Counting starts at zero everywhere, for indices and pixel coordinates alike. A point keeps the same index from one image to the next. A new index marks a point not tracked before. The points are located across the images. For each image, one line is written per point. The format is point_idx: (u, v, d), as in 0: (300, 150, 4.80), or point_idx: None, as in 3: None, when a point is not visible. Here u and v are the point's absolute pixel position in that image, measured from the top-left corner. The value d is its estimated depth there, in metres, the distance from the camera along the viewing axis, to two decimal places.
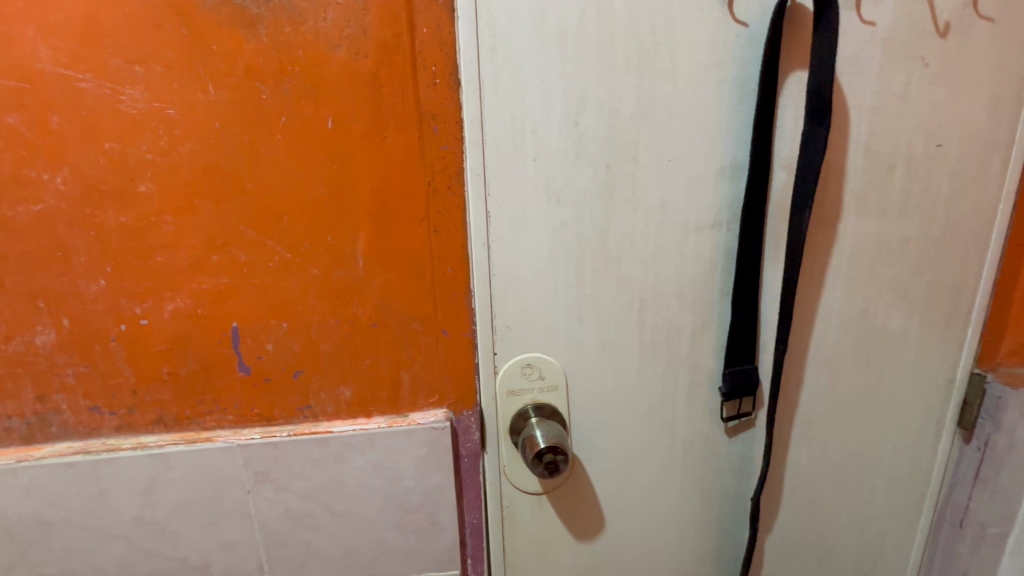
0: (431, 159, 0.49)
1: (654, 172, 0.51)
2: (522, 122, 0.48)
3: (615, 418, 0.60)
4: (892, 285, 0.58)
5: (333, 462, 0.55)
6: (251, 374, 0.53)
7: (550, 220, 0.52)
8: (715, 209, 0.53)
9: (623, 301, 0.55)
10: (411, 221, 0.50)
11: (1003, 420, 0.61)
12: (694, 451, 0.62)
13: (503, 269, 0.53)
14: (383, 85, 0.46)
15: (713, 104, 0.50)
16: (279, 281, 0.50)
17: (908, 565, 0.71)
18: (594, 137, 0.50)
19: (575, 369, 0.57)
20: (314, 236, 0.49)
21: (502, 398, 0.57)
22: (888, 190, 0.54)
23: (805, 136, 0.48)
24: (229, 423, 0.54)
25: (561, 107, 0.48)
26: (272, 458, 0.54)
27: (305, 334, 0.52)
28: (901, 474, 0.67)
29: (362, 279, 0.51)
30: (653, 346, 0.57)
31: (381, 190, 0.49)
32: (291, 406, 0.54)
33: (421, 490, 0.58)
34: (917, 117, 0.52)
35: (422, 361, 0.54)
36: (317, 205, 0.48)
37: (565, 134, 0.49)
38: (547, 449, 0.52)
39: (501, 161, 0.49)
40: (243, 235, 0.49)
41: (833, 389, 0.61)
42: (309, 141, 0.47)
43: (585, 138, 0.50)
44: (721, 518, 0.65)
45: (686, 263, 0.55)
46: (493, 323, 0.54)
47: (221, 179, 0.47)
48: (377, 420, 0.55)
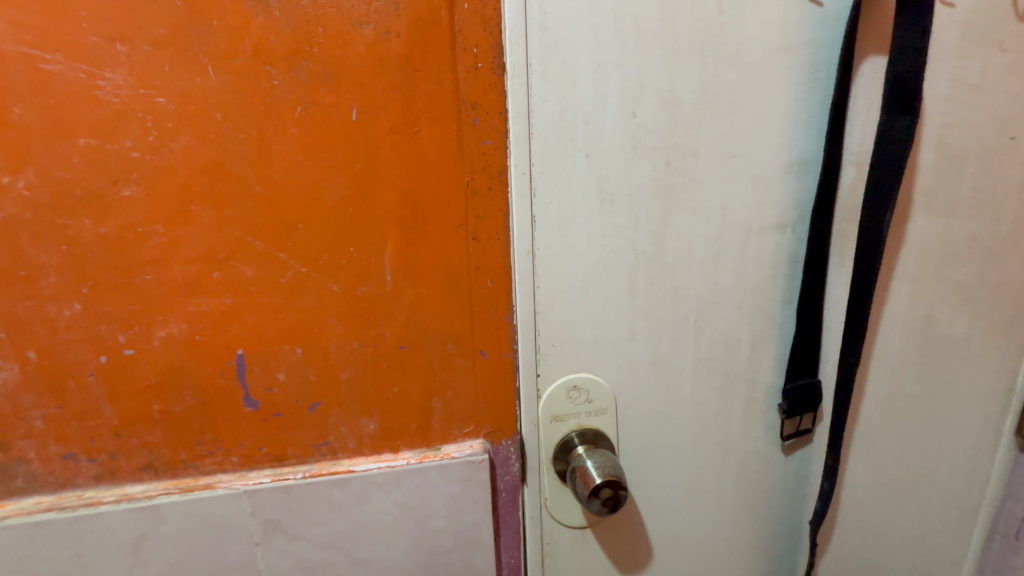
0: (470, 155, 0.42)
1: (716, 169, 0.46)
2: (573, 113, 0.42)
3: (666, 441, 0.54)
4: (957, 288, 0.54)
5: (355, 504, 0.48)
6: (259, 408, 0.45)
7: (602, 224, 0.46)
8: (779, 210, 0.48)
9: (678, 313, 0.50)
10: (447, 228, 0.43)
11: None
12: (748, 472, 0.57)
13: (548, 280, 0.46)
14: (417, 70, 0.39)
15: (782, 93, 0.45)
16: (293, 300, 0.43)
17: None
18: (652, 130, 0.44)
19: (624, 389, 0.51)
20: (335, 247, 0.42)
21: (544, 425, 0.50)
22: (958, 187, 0.50)
23: (885, 128, 0.44)
24: (232, 466, 0.46)
25: (617, 97, 0.43)
26: (284, 504, 0.47)
27: (322, 361, 0.45)
28: (957, 487, 0.63)
29: (388, 295, 0.44)
30: (709, 361, 0.52)
31: (412, 192, 0.42)
32: (305, 444, 0.47)
33: (455, 531, 0.51)
34: (991, 107, 0.48)
35: (456, 386, 0.48)
36: (338, 210, 0.41)
37: (621, 127, 0.44)
38: (605, 483, 0.46)
39: (549, 158, 0.43)
40: (250, 247, 0.41)
41: (894, 401, 0.57)
42: (328, 135, 0.40)
43: (643, 131, 0.44)
44: (775, 543, 0.60)
45: (747, 270, 0.49)
46: (537, 342, 0.48)
47: (223, 181, 0.40)
48: (405, 455, 0.49)
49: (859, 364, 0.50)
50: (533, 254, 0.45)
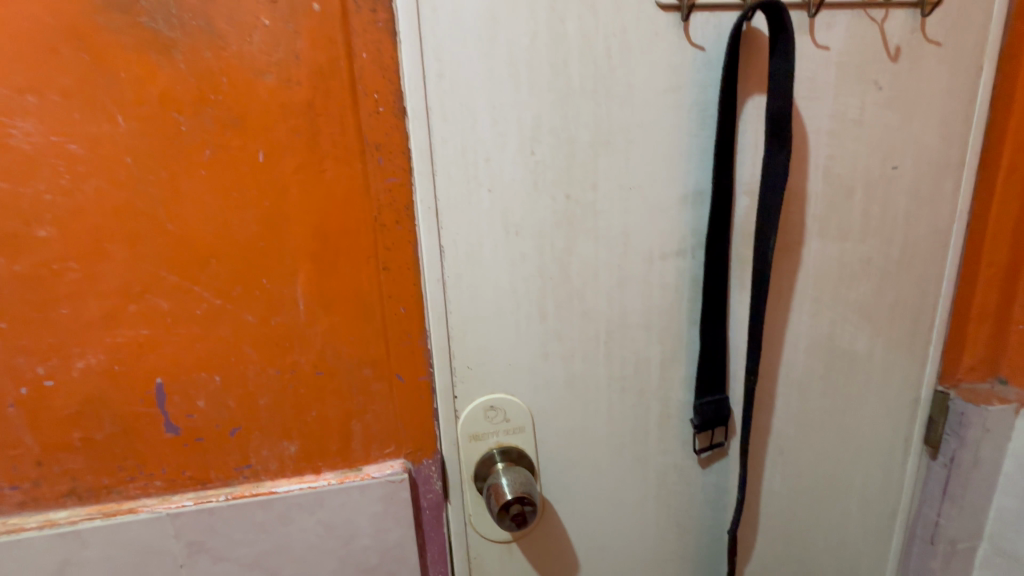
0: (376, 192, 0.45)
1: (615, 201, 0.49)
2: (475, 152, 0.45)
3: (586, 456, 0.56)
4: (856, 306, 0.57)
5: (278, 525, 0.50)
6: (180, 434, 0.47)
7: (509, 253, 0.49)
8: (679, 237, 0.51)
9: (589, 335, 0.53)
10: (356, 259, 0.46)
11: (967, 437, 0.61)
12: (668, 484, 0.59)
13: (459, 306, 0.49)
14: (320, 114, 0.42)
15: (672, 129, 0.48)
16: (209, 330, 0.45)
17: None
18: (551, 166, 0.47)
19: (540, 408, 0.54)
20: (248, 279, 0.44)
21: (463, 444, 0.53)
22: (848, 213, 0.54)
23: (767, 162, 0.47)
24: (156, 490, 0.48)
25: (515, 137, 0.46)
26: (206, 526, 0.48)
27: (241, 388, 0.47)
28: (872, 494, 0.66)
29: (303, 323, 0.46)
30: (622, 379, 0.55)
31: (322, 227, 0.44)
32: (228, 467, 0.49)
33: (379, 549, 0.53)
34: (873, 140, 0.52)
35: (374, 409, 0.50)
36: (250, 246, 0.44)
37: (521, 164, 0.46)
38: (514, 499, 0.48)
39: (454, 193, 0.46)
40: (164, 281, 0.43)
41: (805, 413, 0.60)
42: (237, 176, 0.42)
43: (542, 167, 0.47)
44: (699, 552, 0.63)
45: (652, 293, 0.52)
46: (452, 364, 0.50)
47: (137, 220, 0.42)
48: (327, 476, 0.51)
49: (759, 381, 0.53)
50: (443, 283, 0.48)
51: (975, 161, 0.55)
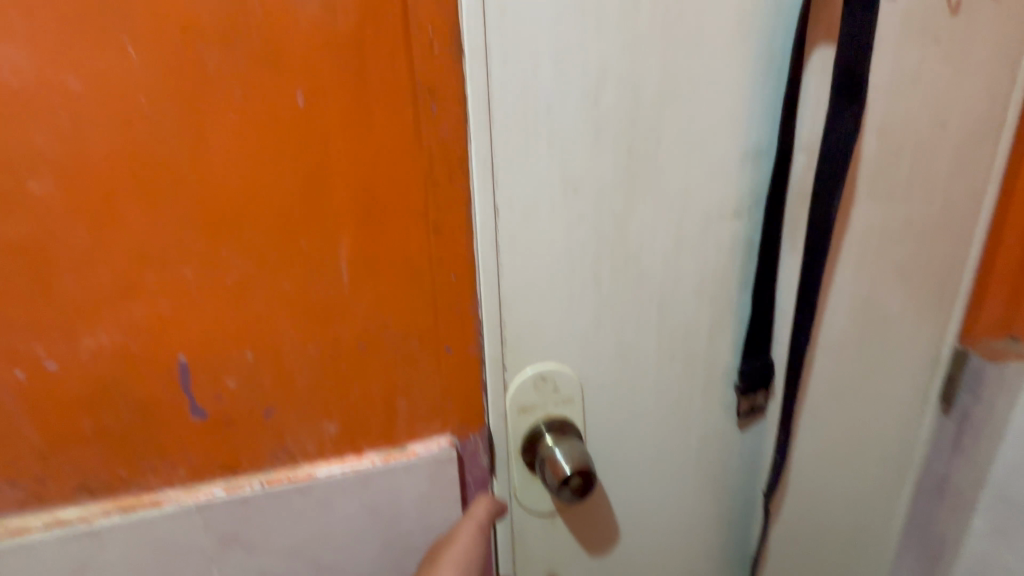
0: (428, 144, 0.40)
1: (677, 158, 0.46)
2: (536, 100, 0.41)
3: (632, 426, 0.55)
4: (895, 268, 0.58)
5: (318, 512, 0.46)
6: (208, 418, 0.42)
7: (566, 213, 0.45)
8: (736, 197, 0.49)
9: (642, 301, 0.50)
10: (405, 220, 0.41)
11: (983, 394, 0.65)
12: (708, 450, 0.59)
13: (512, 272, 0.46)
14: (368, 51, 0.37)
15: (738, 81, 0.45)
16: (241, 301, 0.40)
17: (892, 535, 0.74)
18: (613, 118, 0.43)
19: (590, 378, 0.52)
20: (284, 243, 0.39)
21: (512, 417, 0.50)
22: (896, 173, 0.53)
23: (836, 115, 0.45)
24: (180, 481, 0.43)
25: (578, 84, 0.42)
26: (240, 517, 0.44)
27: (277, 365, 0.42)
28: (890, 451, 0.68)
29: (346, 292, 0.42)
30: (671, 346, 0.53)
31: (368, 184, 0.40)
32: (261, 452, 0.44)
33: (424, 530, 0.50)
34: (926, 97, 0.51)
35: (421, 384, 0.46)
36: (287, 205, 0.38)
37: (583, 115, 0.43)
38: (575, 473, 0.46)
39: (511, 147, 0.42)
40: (188, 246, 0.38)
41: (839, 375, 0.61)
42: (272, 122, 0.36)
43: (605, 118, 0.43)
44: (733, 514, 0.63)
45: (707, 256, 0.50)
46: (503, 334, 0.47)
47: (153, 173, 0.36)
48: (371, 457, 0.47)
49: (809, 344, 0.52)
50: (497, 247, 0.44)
51: (1013, 121, 0.55)
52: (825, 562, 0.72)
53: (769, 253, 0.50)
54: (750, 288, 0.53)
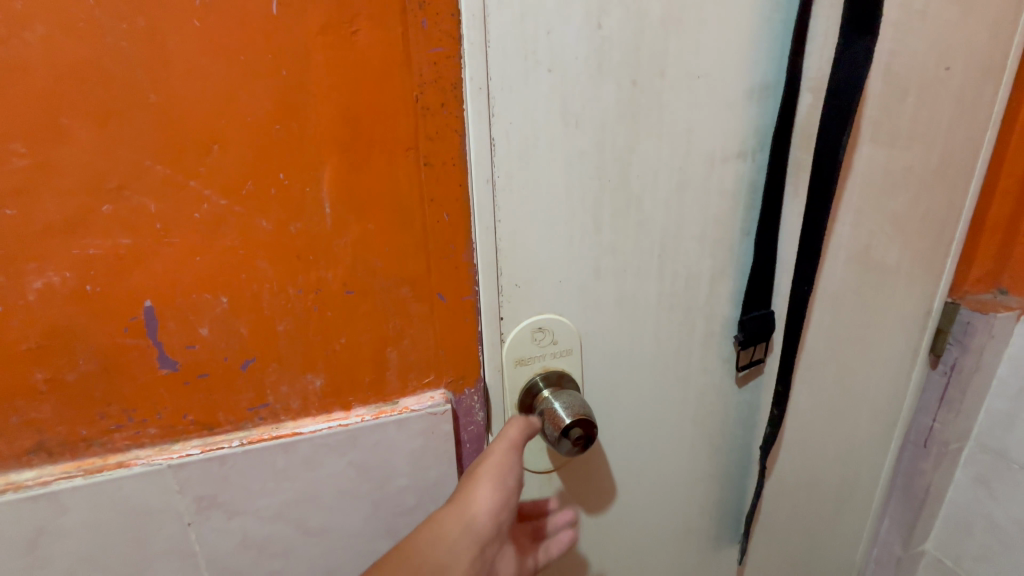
0: (418, 65, 0.36)
1: (682, 91, 0.43)
2: (536, 20, 0.38)
3: (631, 379, 0.53)
4: (893, 218, 0.57)
5: (304, 470, 0.43)
6: (179, 370, 0.38)
7: (566, 150, 0.42)
8: (741, 137, 0.47)
9: (643, 248, 0.48)
10: (394, 152, 0.38)
11: (970, 344, 0.65)
12: (706, 405, 0.58)
13: (509, 213, 0.42)
14: None
15: (747, 9, 0.43)
16: (212, 239, 0.36)
17: (879, 488, 0.75)
18: (618, 44, 0.40)
19: (588, 329, 0.50)
20: (259, 173, 0.36)
21: (509, 370, 0.47)
22: (899, 117, 0.52)
23: (845, 49, 0.43)
24: (150, 440, 0.40)
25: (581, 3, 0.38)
26: (218, 477, 0.41)
27: (255, 311, 0.39)
28: (880, 405, 0.69)
29: (329, 231, 0.38)
30: (672, 296, 0.51)
31: (352, 108, 0.36)
32: (240, 407, 0.41)
33: (418, 490, 0.47)
34: (933, 37, 0.50)
35: (412, 333, 0.43)
36: (261, 129, 0.35)
37: (586, 39, 0.39)
38: (574, 423, 0.44)
39: (509, 71, 0.38)
40: (150, 174, 0.34)
41: (835, 328, 0.60)
42: (242, 32, 0.32)
43: (609, 45, 0.40)
44: (728, 470, 0.63)
45: (710, 200, 0.48)
46: (499, 282, 0.44)
47: (106, 88, 0.31)
48: (360, 412, 0.44)
49: (811, 293, 0.51)
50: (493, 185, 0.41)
51: (1014, 66, 0.54)
52: (814, 516, 0.72)
53: (774, 196, 0.48)
54: (752, 236, 0.51)
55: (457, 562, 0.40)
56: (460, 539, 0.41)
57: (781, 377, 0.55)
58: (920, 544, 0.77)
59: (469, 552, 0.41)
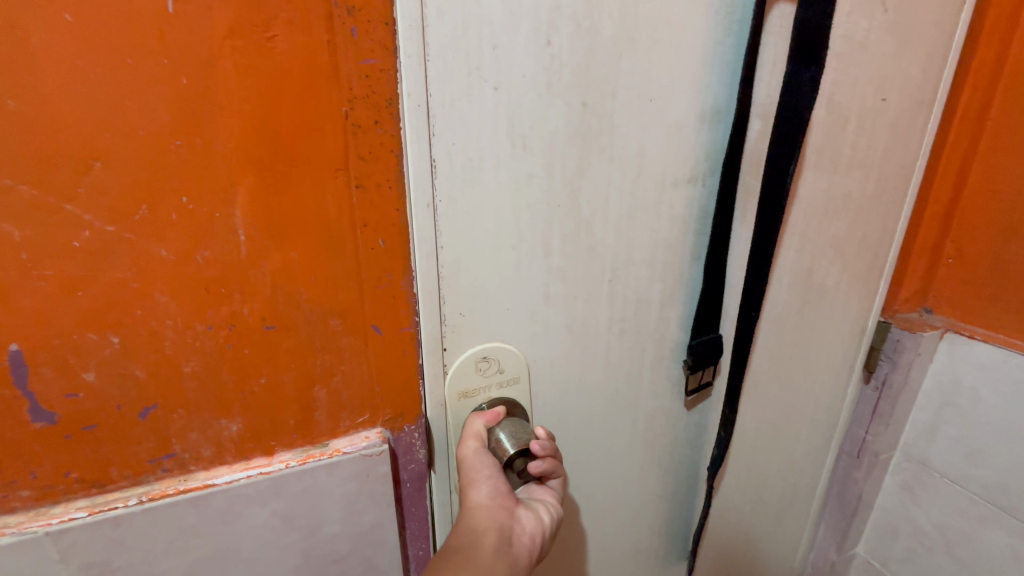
0: (348, 78, 0.32)
1: (634, 114, 0.42)
2: (481, 33, 0.34)
3: (579, 406, 0.51)
4: (834, 241, 0.58)
5: (217, 525, 0.38)
6: (57, 422, 0.33)
7: (514, 172, 0.39)
8: (692, 162, 0.46)
9: (594, 273, 0.46)
10: (320, 173, 0.34)
11: (899, 360, 0.68)
12: (654, 427, 0.57)
13: (453, 240, 0.39)
14: None
15: (698, 33, 0.42)
16: (97, 270, 0.31)
17: (816, 498, 0.78)
18: (568, 62, 0.38)
19: (535, 359, 0.47)
20: (157, 194, 0.31)
21: (452, 404, 0.44)
22: (841, 144, 0.53)
23: (790, 78, 0.42)
24: (22, 504, 0.34)
25: (529, 18, 0.36)
26: (110, 542, 0.35)
27: (155, 351, 0.34)
28: (819, 419, 0.71)
29: (244, 260, 0.34)
30: (623, 322, 0.50)
31: (270, 123, 0.32)
32: (138, 460, 0.36)
33: (351, 535, 0.43)
34: (872, 68, 0.51)
35: (344, 370, 0.39)
36: (158, 145, 0.30)
37: (535, 56, 0.37)
38: (518, 455, 0.42)
39: (452, 88, 0.35)
40: (12, 196, 0.28)
41: (779, 349, 0.61)
42: (130, 32, 0.27)
43: (559, 63, 0.38)
44: (676, 489, 0.63)
45: (661, 226, 0.47)
46: (442, 312, 0.41)
47: None
48: (284, 458, 0.40)
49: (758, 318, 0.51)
50: (432, 209, 0.37)
51: (943, 99, 0.57)
52: (756, 527, 0.74)
53: (724, 223, 0.47)
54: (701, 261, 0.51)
55: (480, 539, 0.39)
56: (473, 518, 0.40)
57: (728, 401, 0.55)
58: (852, 548, 0.80)
59: (489, 527, 0.40)
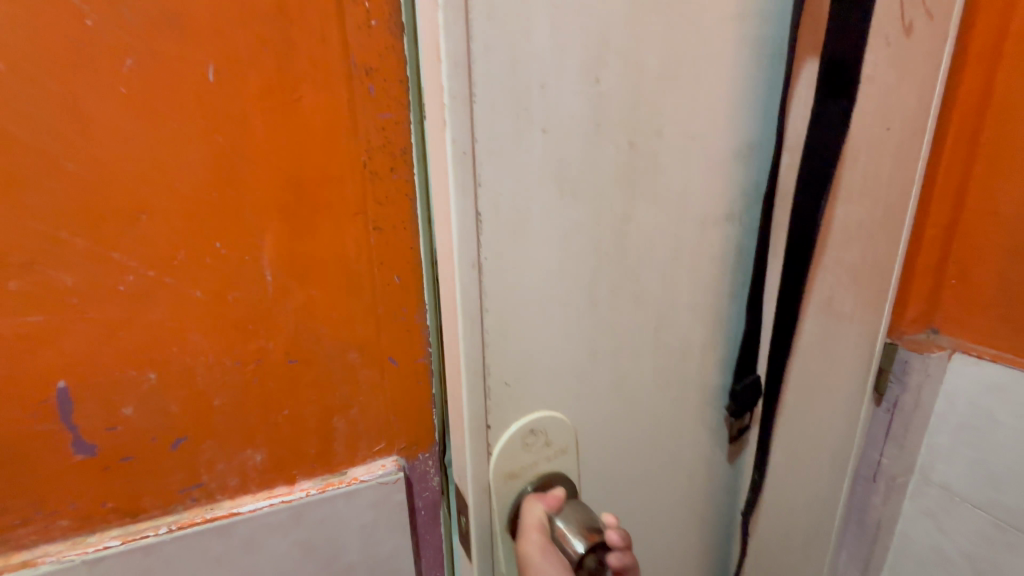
0: (366, 131, 0.36)
1: (676, 154, 0.40)
2: (529, 71, 0.31)
3: (632, 462, 0.47)
4: (847, 268, 0.59)
5: (241, 553, 0.40)
6: (97, 454, 0.35)
7: (562, 222, 0.36)
8: (727, 200, 0.44)
9: (639, 326, 0.43)
10: (341, 216, 0.37)
11: (908, 382, 0.68)
12: (697, 480, 0.54)
13: (497, 302, 0.35)
14: (293, 21, 0.32)
15: (730, 69, 0.41)
16: (139, 311, 0.33)
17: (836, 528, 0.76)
18: (614, 102, 0.35)
19: (585, 423, 0.42)
20: (193, 241, 0.33)
21: (497, 487, 0.39)
22: (850, 173, 0.55)
23: (821, 110, 0.44)
24: (62, 533, 0.36)
25: (578, 55, 0.33)
26: (142, 569, 0.37)
27: (187, 386, 0.36)
28: (838, 445, 0.70)
29: (271, 299, 0.36)
30: (667, 372, 0.46)
31: (295, 174, 0.35)
32: (169, 490, 0.37)
33: (369, 564, 0.44)
34: (874, 100, 0.53)
35: (362, 402, 0.41)
36: (196, 197, 0.33)
37: (582, 95, 0.34)
38: (588, 550, 0.38)
39: (500, 134, 0.32)
40: (66, 246, 0.31)
41: (801, 376, 0.61)
42: (174, 98, 0.31)
43: (606, 101, 0.35)
44: (714, 542, 0.59)
45: (700, 268, 0.45)
46: (486, 383, 0.36)
47: (13, 155, 0.29)
48: (305, 486, 0.41)
49: (791, 350, 0.52)
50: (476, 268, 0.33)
51: (934, 126, 0.59)
52: (782, 561, 0.72)
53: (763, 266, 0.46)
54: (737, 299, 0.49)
55: None
56: None
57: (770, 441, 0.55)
58: None
59: None
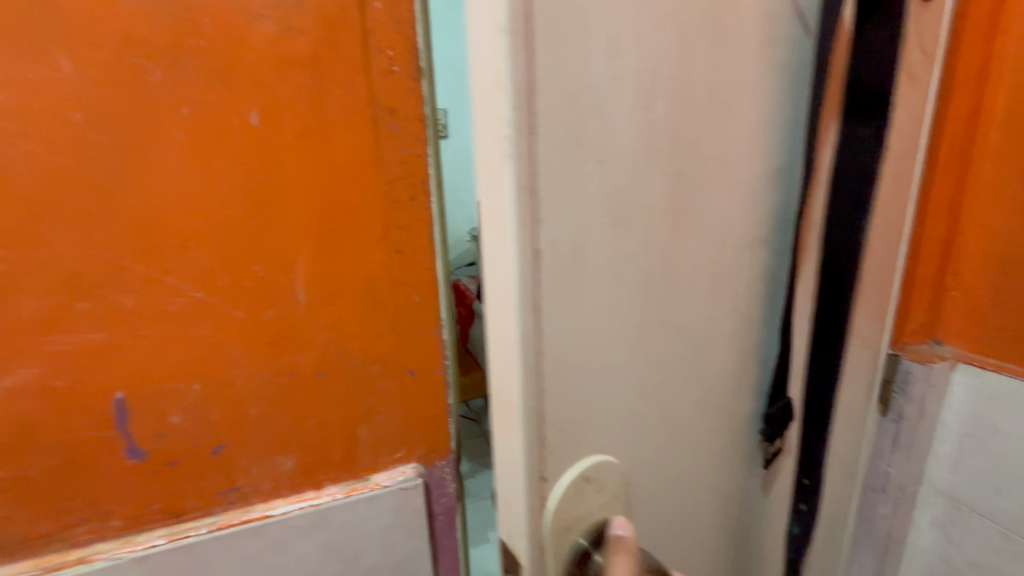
0: (389, 164, 0.39)
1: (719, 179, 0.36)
2: (583, 94, 0.28)
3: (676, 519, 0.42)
4: (876, 281, 0.58)
5: (273, 554, 0.43)
6: (147, 459, 0.38)
7: (613, 258, 0.32)
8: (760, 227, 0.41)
9: (684, 365, 0.39)
10: (367, 240, 0.40)
11: (912, 392, 0.64)
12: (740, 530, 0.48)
13: (554, 345, 0.31)
14: (326, 70, 0.36)
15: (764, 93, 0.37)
16: (187, 328, 0.37)
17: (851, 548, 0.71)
18: (662, 129, 0.32)
19: (641, 468, 0.38)
20: (235, 265, 0.37)
21: (553, 540, 0.34)
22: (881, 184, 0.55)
23: (846, 133, 0.42)
24: (113, 532, 0.39)
25: (633, 74, 0.30)
26: (184, 566, 0.40)
27: (227, 397, 0.40)
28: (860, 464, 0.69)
29: (303, 316, 0.40)
30: (709, 407, 0.42)
31: (326, 204, 0.38)
32: (209, 493, 0.41)
33: (389, 566, 0.47)
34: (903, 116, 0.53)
35: (383, 411, 0.45)
36: (238, 225, 0.37)
37: (632, 123, 0.31)
38: None
39: (557, 167, 0.28)
40: (126, 272, 0.35)
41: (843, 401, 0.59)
42: (223, 140, 0.35)
43: (654, 128, 0.32)
44: None
45: (739, 298, 0.41)
46: (543, 439, 0.32)
47: (87, 193, 0.33)
48: (331, 491, 0.44)
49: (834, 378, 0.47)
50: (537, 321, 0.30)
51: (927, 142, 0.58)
52: None
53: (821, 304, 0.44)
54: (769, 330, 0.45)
55: None
56: None
57: (810, 469, 0.49)
58: None
59: None
